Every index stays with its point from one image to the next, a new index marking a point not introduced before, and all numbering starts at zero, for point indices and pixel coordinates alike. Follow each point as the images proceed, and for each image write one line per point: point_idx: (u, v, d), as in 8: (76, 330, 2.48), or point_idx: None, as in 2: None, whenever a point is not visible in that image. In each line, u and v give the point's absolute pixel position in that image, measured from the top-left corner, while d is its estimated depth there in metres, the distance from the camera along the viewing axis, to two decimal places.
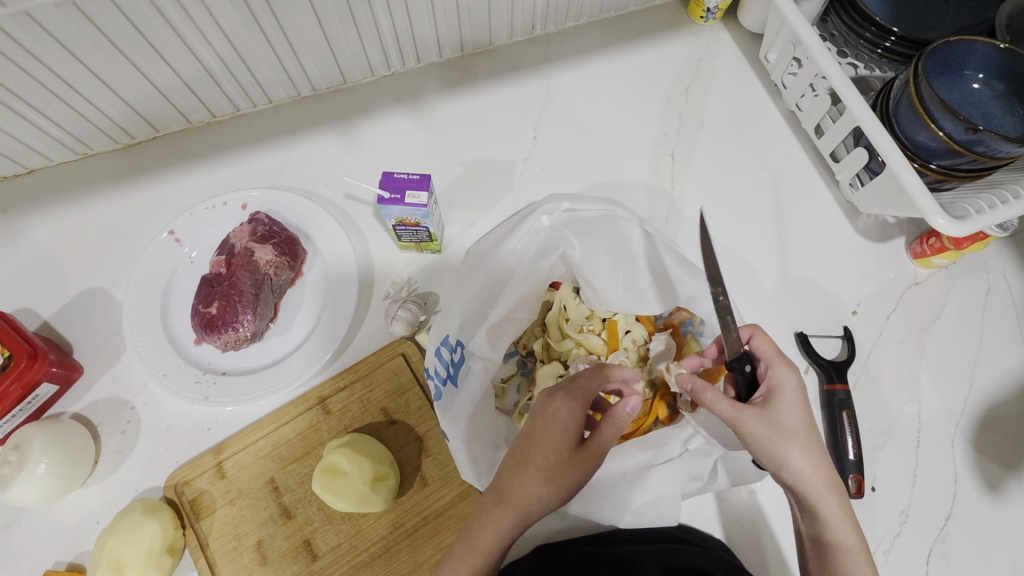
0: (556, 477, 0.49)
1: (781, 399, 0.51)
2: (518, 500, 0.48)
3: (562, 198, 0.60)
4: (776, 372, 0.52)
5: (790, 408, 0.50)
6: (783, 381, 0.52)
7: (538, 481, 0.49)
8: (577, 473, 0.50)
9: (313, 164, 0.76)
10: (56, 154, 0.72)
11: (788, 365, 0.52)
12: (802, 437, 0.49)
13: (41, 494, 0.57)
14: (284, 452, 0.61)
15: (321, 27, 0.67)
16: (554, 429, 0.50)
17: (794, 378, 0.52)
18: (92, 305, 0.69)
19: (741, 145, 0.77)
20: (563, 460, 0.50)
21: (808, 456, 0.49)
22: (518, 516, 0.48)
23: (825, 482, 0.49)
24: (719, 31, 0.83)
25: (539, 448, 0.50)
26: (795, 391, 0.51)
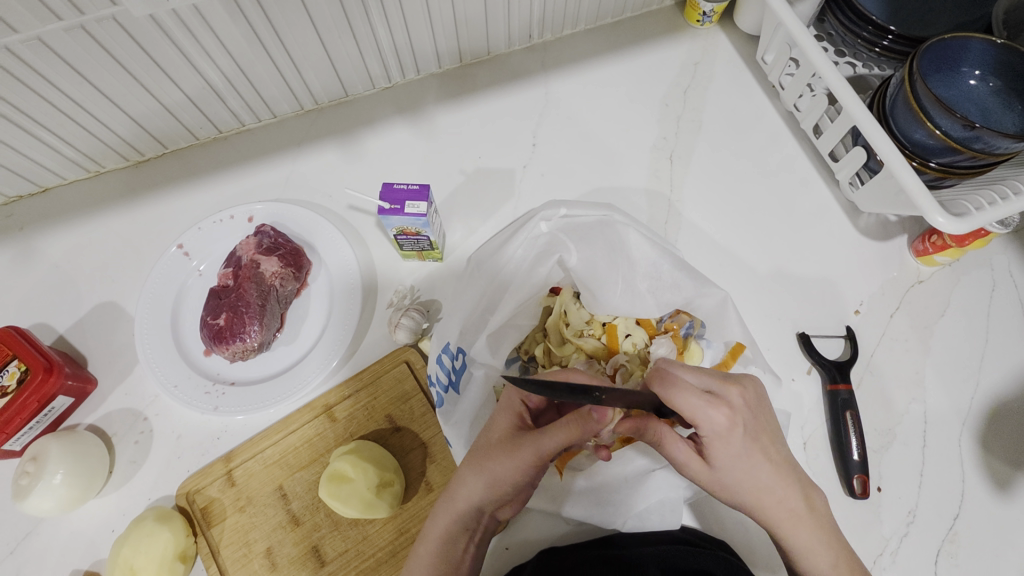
0: (482, 470, 0.51)
1: (715, 444, 0.49)
2: (452, 497, 0.52)
3: (559, 204, 0.62)
4: (704, 420, 0.49)
5: (729, 452, 0.49)
6: (715, 426, 0.49)
7: (471, 477, 0.52)
8: (503, 467, 0.51)
9: (317, 176, 0.78)
10: (68, 172, 0.75)
11: (717, 406, 0.49)
12: (746, 474, 0.50)
13: (59, 504, 0.59)
14: (292, 460, 0.62)
15: (322, 43, 0.69)
16: (494, 428, 0.54)
17: (725, 420, 0.49)
18: (106, 319, 0.71)
19: (740, 147, 0.78)
20: (492, 454, 0.52)
21: (752, 491, 0.50)
22: (457, 518, 0.52)
23: (776, 506, 0.50)
24: (716, 34, 0.83)
25: (486, 455, 0.52)
26: (732, 431, 0.49)
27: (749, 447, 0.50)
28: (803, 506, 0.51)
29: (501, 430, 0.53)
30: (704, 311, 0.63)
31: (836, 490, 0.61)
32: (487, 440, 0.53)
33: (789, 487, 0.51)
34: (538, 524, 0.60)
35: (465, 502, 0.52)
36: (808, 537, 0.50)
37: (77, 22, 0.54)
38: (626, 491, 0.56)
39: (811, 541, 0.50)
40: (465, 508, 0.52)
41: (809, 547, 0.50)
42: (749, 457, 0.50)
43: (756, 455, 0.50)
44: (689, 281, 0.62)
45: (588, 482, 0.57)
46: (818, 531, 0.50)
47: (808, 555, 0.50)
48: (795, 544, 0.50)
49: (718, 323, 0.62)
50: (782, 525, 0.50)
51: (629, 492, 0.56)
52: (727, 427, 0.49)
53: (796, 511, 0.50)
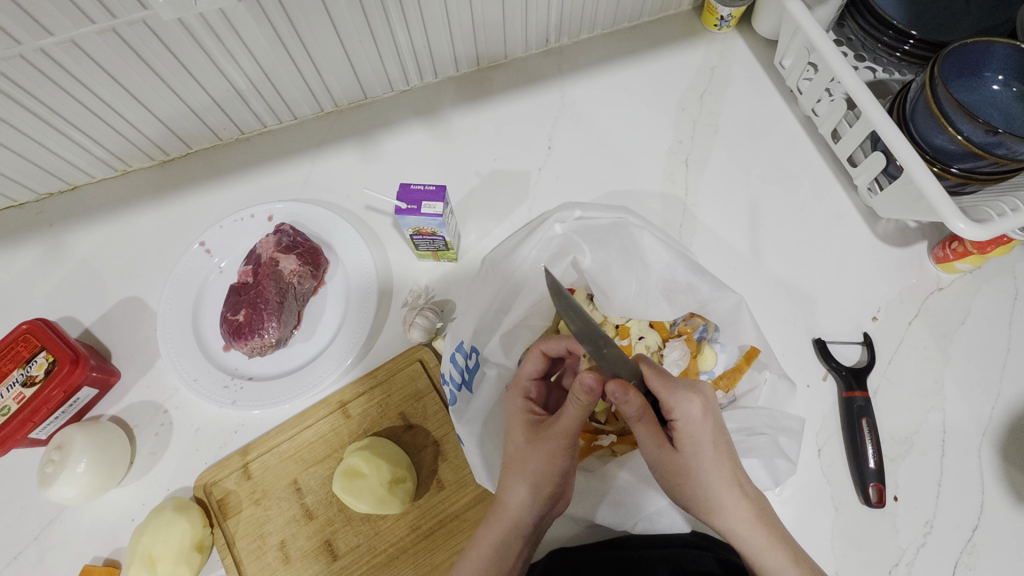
0: (525, 473, 0.53)
1: (688, 434, 0.51)
2: (503, 505, 0.53)
3: (574, 206, 0.62)
4: (679, 406, 0.51)
5: (697, 441, 0.50)
6: (689, 414, 0.50)
7: (515, 479, 0.53)
8: (543, 463, 0.53)
9: (336, 176, 0.79)
10: (97, 171, 0.77)
11: (693, 395, 0.51)
12: (709, 468, 0.50)
13: (82, 492, 0.60)
14: (307, 454, 0.63)
15: (343, 46, 0.70)
16: (512, 432, 0.56)
17: (699, 409, 0.50)
18: (129, 314, 0.73)
19: (757, 151, 0.77)
20: (525, 454, 0.54)
21: (711, 487, 0.50)
22: (511, 523, 0.53)
23: (730, 505, 0.50)
24: (734, 38, 0.83)
25: (525, 460, 0.53)
26: (705, 422, 0.50)
27: (716, 443, 0.51)
28: (759, 511, 0.50)
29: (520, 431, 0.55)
30: (718, 314, 0.63)
31: (851, 498, 0.61)
32: (513, 444, 0.55)
33: (746, 490, 0.51)
34: (549, 525, 0.60)
35: (515, 506, 0.53)
36: (760, 538, 0.50)
37: (108, 25, 0.56)
38: (636, 493, 0.56)
39: (764, 547, 0.49)
40: (519, 513, 0.53)
41: (761, 547, 0.49)
42: (713, 450, 0.50)
43: (721, 451, 0.51)
44: (704, 285, 0.62)
45: (598, 483, 0.57)
46: (771, 534, 0.50)
47: (765, 558, 0.49)
48: (748, 544, 0.50)
49: (733, 326, 0.62)
50: (736, 525, 0.50)
51: (638, 495, 0.56)
52: (701, 417, 0.50)
53: (755, 515, 0.50)
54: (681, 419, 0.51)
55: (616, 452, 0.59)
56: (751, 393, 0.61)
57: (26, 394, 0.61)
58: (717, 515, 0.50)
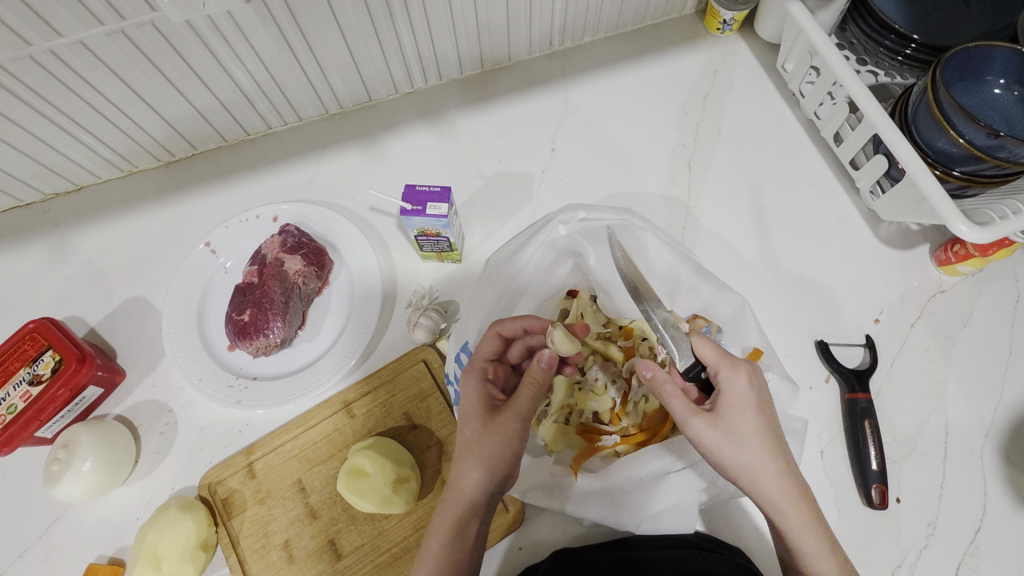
0: (479, 455, 0.52)
1: (732, 405, 0.51)
2: (457, 485, 0.52)
3: (578, 207, 0.62)
4: (725, 374, 0.52)
5: (745, 411, 0.50)
6: (736, 384, 0.51)
7: (467, 459, 0.52)
8: (498, 443, 0.52)
9: (340, 178, 0.79)
10: (103, 171, 0.77)
11: (740, 367, 0.52)
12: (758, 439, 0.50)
13: (87, 490, 0.60)
14: (311, 454, 0.63)
15: (349, 48, 0.70)
16: (464, 411, 0.54)
17: (748, 380, 0.51)
18: (134, 313, 0.73)
19: (760, 154, 0.78)
20: (477, 435, 0.52)
21: (760, 458, 0.49)
22: (462, 505, 0.52)
23: (776, 481, 0.49)
24: (736, 41, 0.84)
25: (477, 440, 0.52)
26: (751, 394, 0.51)
27: (764, 417, 0.51)
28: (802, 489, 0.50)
29: (471, 410, 0.54)
30: (721, 315, 0.63)
31: (854, 500, 0.61)
32: (469, 425, 0.53)
33: (791, 467, 0.50)
34: (552, 525, 0.60)
35: (469, 486, 0.52)
36: (801, 515, 0.49)
37: (117, 27, 0.57)
38: (640, 494, 0.56)
39: (801, 521, 0.49)
40: (474, 495, 0.52)
41: (799, 524, 0.49)
42: (761, 422, 0.50)
43: (769, 424, 0.50)
44: (707, 286, 0.62)
45: (601, 484, 0.57)
46: (811, 512, 0.49)
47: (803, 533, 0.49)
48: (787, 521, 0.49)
49: (736, 328, 0.62)
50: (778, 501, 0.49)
51: (642, 496, 0.56)
52: (748, 387, 0.51)
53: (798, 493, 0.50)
54: (729, 389, 0.51)
55: (617, 453, 0.60)
56: None
57: (32, 393, 0.61)
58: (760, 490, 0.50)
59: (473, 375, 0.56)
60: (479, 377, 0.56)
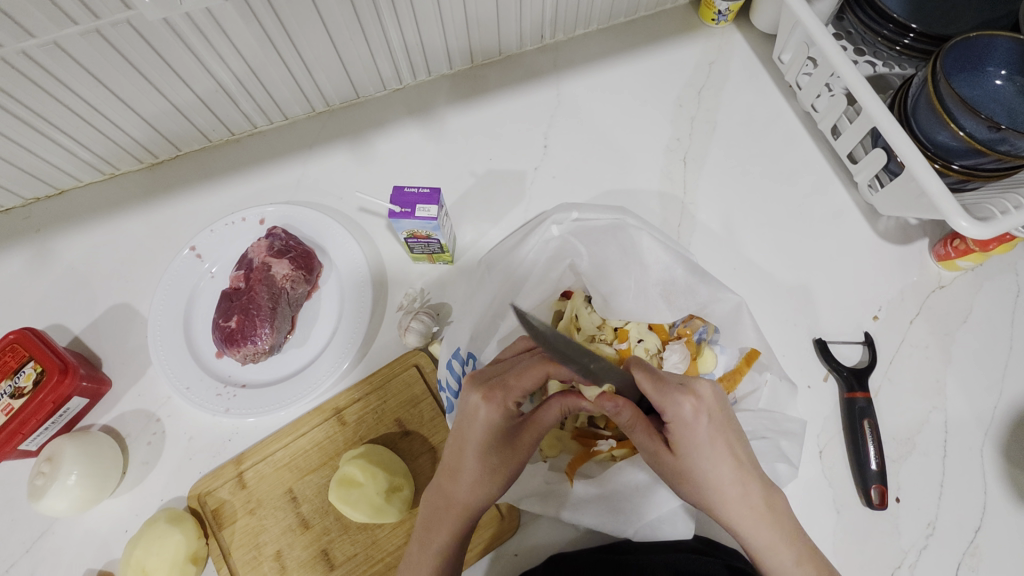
0: (498, 473, 0.52)
1: (678, 432, 0.50)
2: (459, 505, 0.51)
3: (571, 207, 0.61)
4: (669, 409, 0.50)
5: (693, 442, 0.49)
6: (681, 415, 0.49)
7: (483, 478, 0.51)
8: (519, 461, 0.52)
9: (328, 178, 0.78)
10: (84, 174, 0.76)
11: (683, 395, 0.49)
12: (705, 468, 0.49)
13: (73, 504, 0.59)
14: (302, 463, 0.62)
15: (333, 44, 0.68)
16: (480, 431, 0.51)
17: (693, 409, 0.49)
18: (119, 320, 0.71)
19: (756, 148, 0.76)
20: (501, 455, 0.52)
21: (712, 485, 0.49)
22: (463, 521, 0.51)
23: (734, 504, 0.49)
24: (731, 33, 0.82)
25: (497, 461, 0.52)
26: (697, 420, 0.49)
27: (715, 440, 0.49)
28: (766, 508, 0.49)
29: (491, 431, 0.51)
30: (717, 316, 0.62)
31: (853, 501, 0.60)
32: (489, 447, 0.51)
33: (754, 489, 0.49)
34: (547, 531, 0.59)
35: (476, 502, 0.51)
36: (766, 535, 0.48)
37: (92, 27, 0.55)
38: (635, 501, 0.55)
39: (770, 540, 0.48)
40: (479, 510, 0.52)
41: (769, 546, 0.48)
42: (711, 452, 0.49)
43: (720, 447, 0.49)
44: (703, 286, 0.61)
45: (596, 490, 0.56)
46: (775, 528, 0.48)
47: (772, 555, 0.48)
48: (753, 542, 0.49)
49: (733, 328, 0.61)
50: (737, 524, 0.49)
51: (637, 503, 0.55)
52: (693, 416, 0.49)
53: (762, 514, 0.49)
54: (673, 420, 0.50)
55: (614, 457, 0.58)
56: (752, 395, 0.60)
57: (14, 405, 0.60)
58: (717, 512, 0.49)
59: (498, 400, 0.51)
60: (507, 404, 0.52)
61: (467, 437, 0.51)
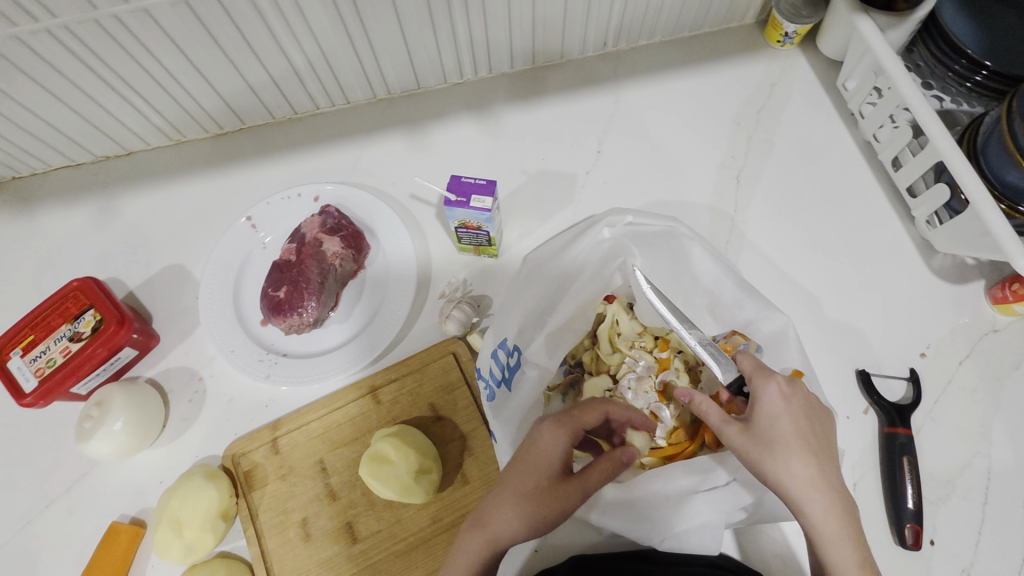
0: (528, 509, 0.49)
1: (760, 409, 0.50)
2: (489, 534, 0.49)
3: (625, 211, 0.62)
4: (757, 384, 0.51)
5: (773, 417, 0.50)
6: (767, 391, 0.50)
7: (515, 510, 0.49)
8: (556, 509, 0.49)
9: (384, 163, 0.79)
10: (153, 138, 0.79)
11: (771, 375, 0.51)
12: (780, 445, 0.48)
13: (117, 450, 0.61)
14: (335, 435, 0.63)
15: (402, 33, 0.70)
16: (536, 461, 0.51)
17: (779, 389, 0.50)
18: (172, 280, 0.74)
19: (813, 173, 0.76)
20: (536, 489, 0.50)
21: (784, 463, 0.48)
22: (488, 551, 0.49)
23: (805, 485, 0.47)
24: (796, 56, 0.81)
25: (540, 495, 0.50)
26: (782, 399, 0.50)
27: (794, 420, 0.49)
28: (832, 496, 0.47)
29: (548, 461, 0.51)
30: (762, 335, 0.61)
31: (885, 538, 0.59)
32: (529, 476, 0.50)
33: (824, 474, 0.48)
34: (568, 531, 0.59)
35: (500, 535, 0.49)
36: (835, 525, 0.46)
37: None
38: (663, 512, 0.54)
39: (833, 528, 0.46)
40: (502, 544, 0.49)
41: (830, 536, 0.46)
42: (790, 430, 0.49)
43: (797, 428, 0.49)
44: (751, 304, 0.60)
45: (624, 496, 0.56)
46: (840, 517, 0.47)
47: (831, 546, 0.46)
48: (816, 530, 0.47)
49: (777, 349, 0.60)
50: (804, 507, 0.47)
51: (665, 513, 0.54)
52: (779, 394, 0.50)
53: (827, 501, 0.47)
54: (758, 399, 0.51)
55: (644, 466, 0.59)
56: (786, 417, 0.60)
57: (71, 348, 0.62)
58: (791, 498, 0.48)
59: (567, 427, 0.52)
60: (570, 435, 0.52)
61: (514, 459, 0.52)
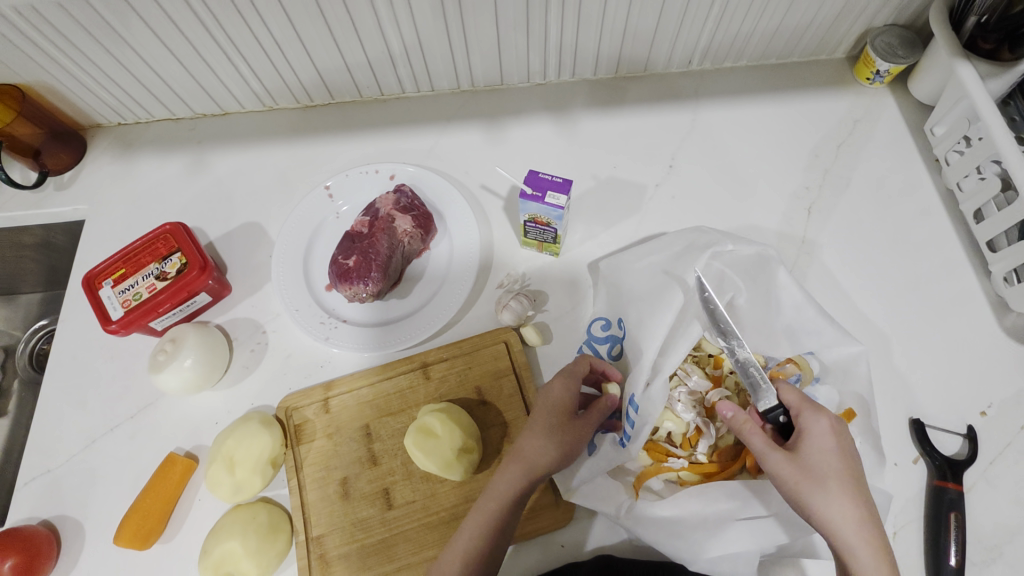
0: (550, 444, 0.55)
1: (810, 443, 0.50)
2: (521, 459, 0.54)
3: (727, 239, 0.63)
4: (805, 418, 0.52)
5: (822, 451, 0.50)
6: (816, 425, 0.51)
7: (546, 445, 0.54)
8: (544, 446, 0.54)
9: (459, 151, 0.82)
10: (249, 103, 0.84)
11: (820, 410, 0.52)
12: (829, 478, 0.48)
13: (185, 385, 0.65)
14: (383, 403, 0.66)
15: (497, 30, 0.73)
16: (550, 402, 0.57)
17: (829, 425, 0.50)
18: (248, 237, 0.78)
19: (888, 214, 0.74)
20: (554, 428, 0.55)
21: (833, 497, 0.47)
22: (519, 477, 0.54)
23: (854, 524, 0.46)
24: (884, 95, 0.80)
25: (546, 433, 0.55)
26: (831, 435, 0.50)
27: (842, 457, 0.49)
28: (878, 538, 0.47)
29: (556, 402, 0.57)
30: (818, 368, 0.60)
31: None
32: (553, 415, 0.56)
33: (872, 516, 0.47)
34: (597, 532, 0.60)
35: (531, 465, 0.54)
36: (882, 568, 0.45)
37: None
38: (697, 528, 0.54)
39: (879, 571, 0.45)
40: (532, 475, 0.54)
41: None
42: (839, 466, 0.49)
43: (847, 465, 0.49)
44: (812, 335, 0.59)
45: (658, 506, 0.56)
46: (886, 560, 0.46)
47: None
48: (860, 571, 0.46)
49: None
50: (849, 546, 0.46)
51: (699, 530, 0.54)
52: (828, 429, 0.50)
53: (875, 544, 0.46)
54: (808, 432, 0.51)
55: (682, 481, 0.58)
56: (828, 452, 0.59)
57: (157, 285, 0.67)
58: (838, 535, 0.47)
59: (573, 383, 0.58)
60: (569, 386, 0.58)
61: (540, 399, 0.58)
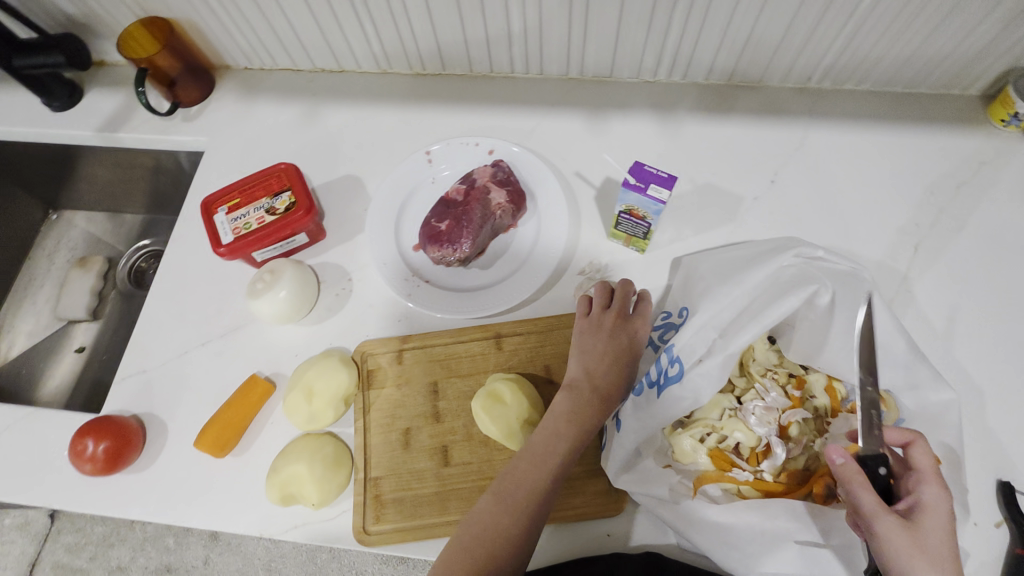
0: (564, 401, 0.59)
1: (929, 519, 0.46)
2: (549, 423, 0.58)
3: (818, 246, 0.58)
4: (923, 488, 0.47)
5: (939, 529, 0.45)
6: (934, 499, 0.47)
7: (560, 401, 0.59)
8: (563, 403, 0.59)
9: (558, 136, 0.83)
10: (366, 63, 0.88)
11: (940, 485, 0.47)
12: (945, 561, 0.44)
13: (275, 315, 0.70)
14: (453, 365, 0.68)
15: (619, 21, 0.73)
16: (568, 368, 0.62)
17: (948, 504, 0.46)
18: (347, 189, 0.82)
19: (1004, 265, 0.70)
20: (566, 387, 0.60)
21: None
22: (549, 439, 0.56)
23: None
24: (1018, 140, 0.75)
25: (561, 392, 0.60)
26: (946, 515, 0.46)
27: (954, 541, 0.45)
28: None
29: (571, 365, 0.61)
30: (908, 409, 0.58)
31: None
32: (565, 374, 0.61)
33: None
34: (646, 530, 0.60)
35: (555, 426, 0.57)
36: None
37: None
38: (755, 546, 0.52)
39: None
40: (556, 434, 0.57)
41: None
42: (953, 549, 0.44)
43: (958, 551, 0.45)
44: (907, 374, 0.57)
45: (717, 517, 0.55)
46: None
47: None
48: None
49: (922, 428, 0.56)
50: None
51: (757, 548, 0.52)
52: (945, 507, 0.46)
53: None
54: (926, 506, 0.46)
55: (741, 494, 0.56)
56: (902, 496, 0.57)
57: (266, 219, 0.71)
58: None
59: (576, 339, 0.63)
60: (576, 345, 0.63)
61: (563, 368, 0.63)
